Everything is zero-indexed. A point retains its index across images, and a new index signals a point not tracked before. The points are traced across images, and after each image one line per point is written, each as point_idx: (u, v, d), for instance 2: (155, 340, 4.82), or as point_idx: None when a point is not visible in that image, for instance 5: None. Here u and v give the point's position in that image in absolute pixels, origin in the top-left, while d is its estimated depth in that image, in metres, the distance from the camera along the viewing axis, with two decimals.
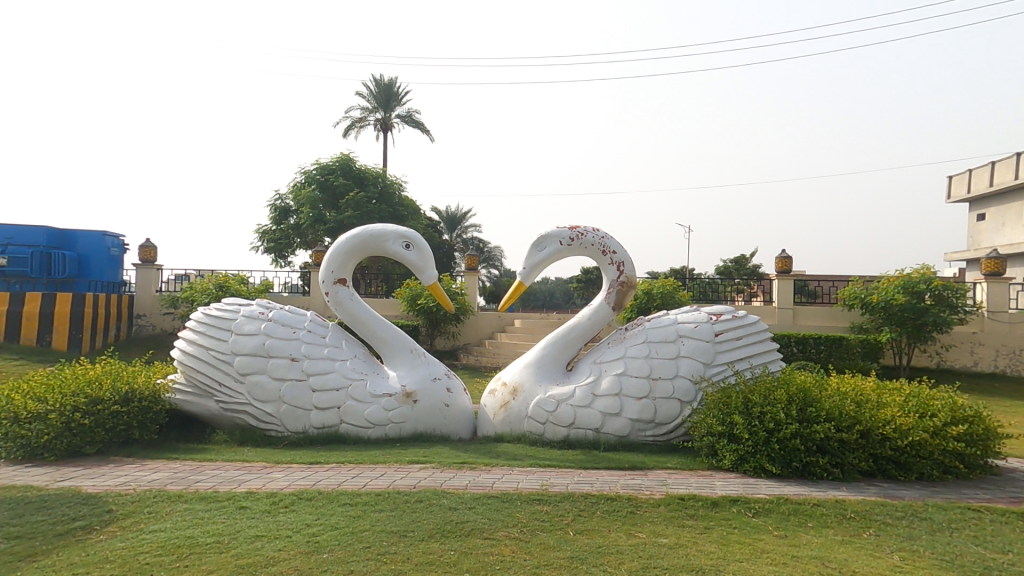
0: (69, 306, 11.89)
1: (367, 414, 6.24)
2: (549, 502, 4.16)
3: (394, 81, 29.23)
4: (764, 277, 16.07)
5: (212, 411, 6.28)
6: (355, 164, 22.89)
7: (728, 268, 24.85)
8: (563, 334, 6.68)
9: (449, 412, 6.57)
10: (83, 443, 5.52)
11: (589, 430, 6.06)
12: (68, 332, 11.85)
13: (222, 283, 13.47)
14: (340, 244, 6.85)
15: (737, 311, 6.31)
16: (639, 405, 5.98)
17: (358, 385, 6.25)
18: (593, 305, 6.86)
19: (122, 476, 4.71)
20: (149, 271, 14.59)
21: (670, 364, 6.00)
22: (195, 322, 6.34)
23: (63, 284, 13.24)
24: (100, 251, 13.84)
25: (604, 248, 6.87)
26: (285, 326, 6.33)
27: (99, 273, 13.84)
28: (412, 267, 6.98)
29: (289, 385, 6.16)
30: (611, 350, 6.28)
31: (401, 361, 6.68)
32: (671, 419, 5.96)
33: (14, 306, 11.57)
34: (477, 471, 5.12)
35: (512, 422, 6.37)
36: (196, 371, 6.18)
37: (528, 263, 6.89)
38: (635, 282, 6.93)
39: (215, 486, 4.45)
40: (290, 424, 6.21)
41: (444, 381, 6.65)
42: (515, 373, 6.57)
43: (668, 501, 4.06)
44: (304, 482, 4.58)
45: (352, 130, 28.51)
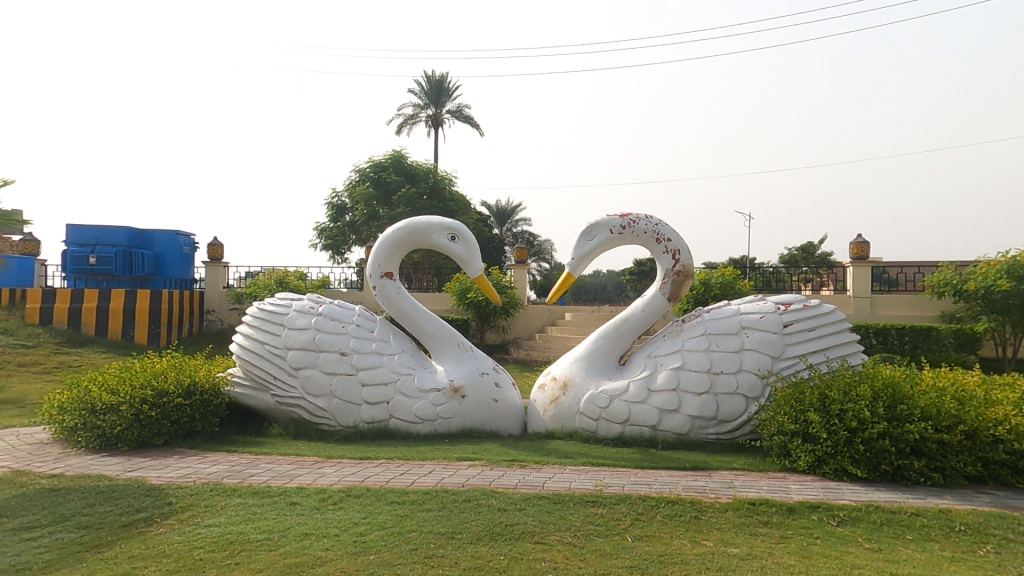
0: (148, 303, 12.65)
1: (416, 409, 6.18)
2: (604, 504, 3.91)
3: (445, 76, 29.41)
4: (837, 265, 15.04)
5: (269, 404, 6.40)
6: (407, 161, 23.21)
7: (794, 257, 23.55)
8: (615, 326, 6.39)
9: (498, 408, 6.42)
10: (151, 434, 5.67)
11: (645, 427, 5.75)
12: (148, 327, 12.61)
13: (282, 278, 13.93)
14: (386, 238, 6.80)
15: (809, 299, 5.79)
16: (699, 400, 5.61)
17: (406, 380, 6.20)
18: (646, 295, 6.51)
19: (183, 469, 4.81)
20: (217, 269, 15.29)
21: (734, 357, 5.59)
22: (251, 317, 6.47)
23: (142, 281, 14.00)
24: (174, 249, 14.57)
25: (658, 235, 6.49)
26: (335, 320, 6.36)
27: (173, 271, 14.58)
28: (458, 259, 6.86)
29: (339, 379, 6.19)
30: (667, 343, 5.93)
31: (448, 355, 6.58)
32: (736, 416, 5.56)
33: (101, 302, 12.29)
34: (527, 469, 4.94)
35: (563, 417, 6.14)
36: (252, 366, 6.31)
37: (576, 253, 6.60)
38: (692, 270, 6.51)
39: (268, 481, 4.46)
40: (341, 418, 6.24)
41: (493, 376, 6.50)
42: (565, 366, 6.33)
43: (737, 506, 3.72)
44: (353, 478, 4.53)
45: (403, 127, 28.89)
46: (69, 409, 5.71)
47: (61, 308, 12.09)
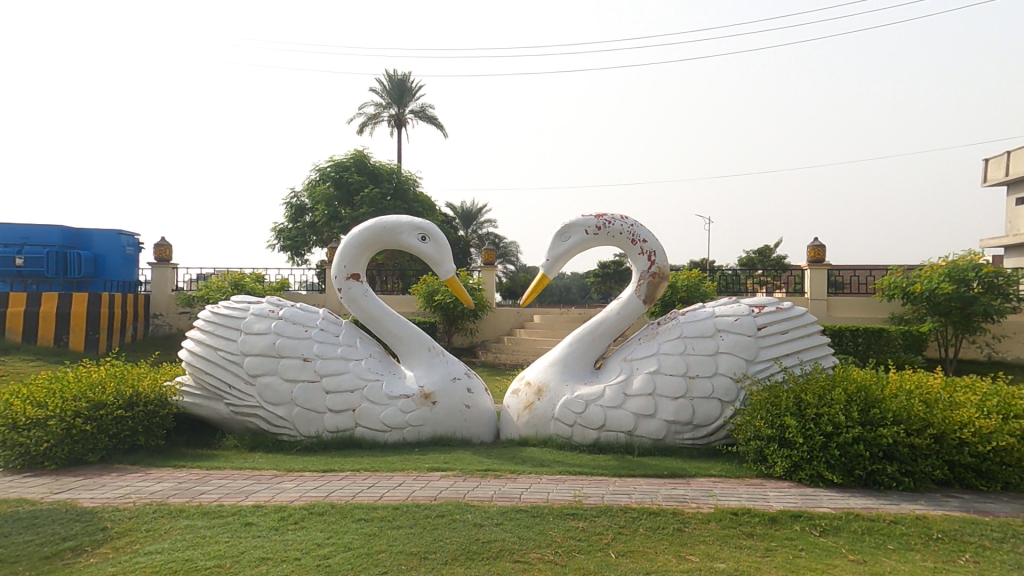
0: (85, 307, 11.82)
1: (384, 417, 5.88)
2: (585, 517, 3.73)
3: (407, 76, 28.94)
4: (789, 268, 15.39)
5: (222, 414, 5.97)
6: (370, 160, 22.65)
7: (753, 259, 24.12)
8: (590, 329, 6.26)
9: (470, 414, 6.19)
10: (86, 450, 5.18)
11: (621, 433, 5.62)
12: (85, 332, 11.77)
13: (237, 281, 13.29)
14: (353, 237, 6.48)
15: (781, 302, 5.80)
16: (675, 405, 5.53)
17: (373, 386, 5.90)
18: (622, 298, 6.40)
19: (122, 489, 4.38)
20: (164, 271, 14.48)
21: (709, 360, 5.54)
22: (203, 321, 6.04)
23: (79, 283, 13.17)
24: (116, 250, 13.70)
25: (633, 236, 6.40)
26: (297, 324, 6.00)
27: (114, 273, 13.73)
28: (429, 260, 6.60)
29: (301, 386, 5.83)
30: (643, 346, 5.83)
31: (418, 360, 6.31)
32: (711, 420, 5.51)
33: (29, 307, 11.37)
34: (502, 480, 4.72)
35: (537, 424, 5.96)
36: (205, 373, 5.87)
37: (552, 254, 6.44)
38: (667, 272, 6.45)
39: (220, 499, 4.10)
40: (303, 428, 5.88)
41: (465, 381, 6.27)
42: (539, 371, 6.15)
43: (720, 517, 3.61)
44: (316, 494, 4.22)
45: (365, 127, 28.25)
46: None
47: None
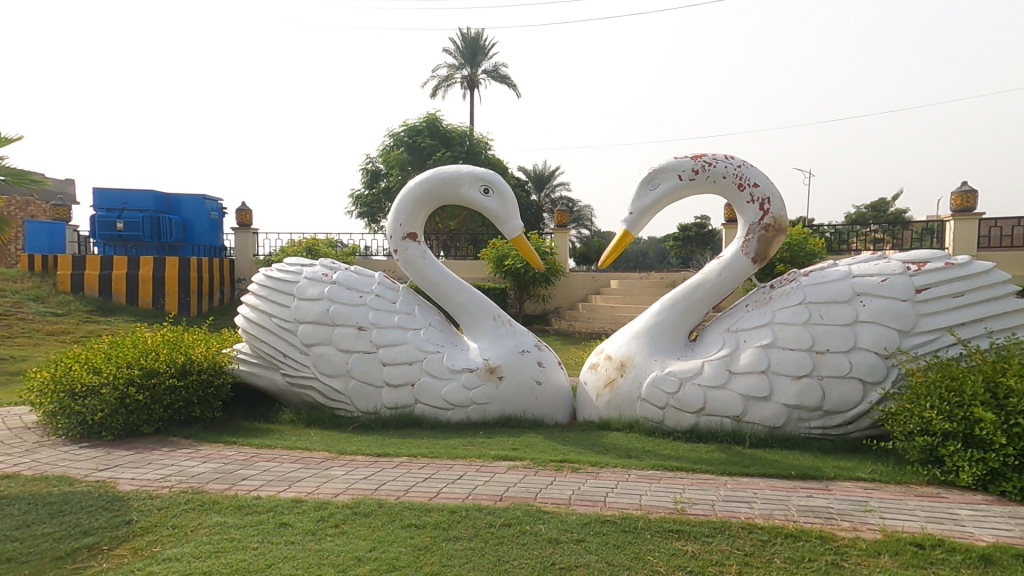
0: (177, 271, 12.11)
1: (446, 393, 5.24)
2: (692, 536, 2.85)
3: (480, 33, 27.86)
4: (913, 221, 13.15)
5: (278, 385, 5.54)
6: (442, 123, 22.15)
7: (864, 215, 21.41)
8: (683, 294, 5.24)
9: (542, 391, 5.44)
10: (140, 421, 4.81)
11: (726, 418, 4.63)
12: (179, 296, 12.09)
13: (312, 247, 13.23)
14: (408, 192, 5.76)
15: (951, 256, 4.48)
16: (798, 386, 4.44)
17: (434, 359, 5.26)
18: (724, 257, 5.29)
19: (164, 468, 3.90)
20: (247, 235, 14.78)
21: (846, 332, 4.38)
22: (257, 286, 5.62)
23: (171, 247, 13.58)
24: (202, 215, 14.03)
25: (741, 180, 5.20)
26: (351, 290, 5.46)
27: (202, 238, 14.12)
28: (493, 216, 5.78)
29: (357, 357, 5.29)
30: (751, 314, 4.76)
31: (482, 330, 5.60)
32: (848, 406, 4.38)
33: (130, 270, 11.79)
34: (582, 475, 3.92)
35: (621, 405, 5.07)
36: (260, 341, 5.45)
37: (637, 206, 5.39)
38: (784, 224, 5.23)
39: (259, 488, 3.55)
40: (360, 403, 5.36)
41: (535, 354, 5.51)
42: (621, 343, 5.23)
43: (893, 550, 2.64)
44: (365, 487, 3.61)
45: (438, 90, 27.68)
46: (45, 391, 4.86)
47: (92, 275, 11.61)
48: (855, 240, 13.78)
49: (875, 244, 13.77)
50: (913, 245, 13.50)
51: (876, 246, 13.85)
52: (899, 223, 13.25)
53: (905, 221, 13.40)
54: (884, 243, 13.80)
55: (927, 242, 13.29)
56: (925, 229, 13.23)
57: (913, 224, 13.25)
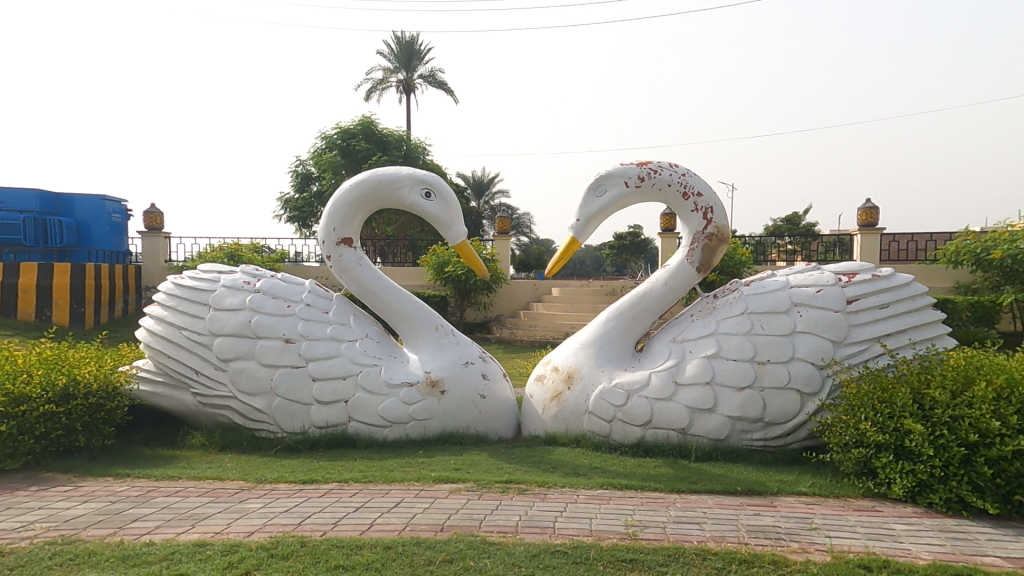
0: (69, 279, 10.84)
1: (382, 410, 4.87)
2: (645, 566, 2.68)
3: (417, 37, 27.43)
4: (819, 236, 14.03)
5: (189, 405, 4.95)
6: (378, 127, 21.49)
7: (780, 228, 22.71)
8: (630, 304, 5.16)
9: (486, 406, 5.18)
10: (3, 456, 4.15)
11: (672, 431, 4.55)
12: (70, 305, 10.82)
13: (233, 252, 12.33)
14: (342, 193, 5.35)
15: (878, 269, 4.62)
16: (741, 398, 4.42)
17: (370, 373, 4.87)
18: (670, 266, 5.25)
19: (31, 514, 3.30)
20: (156, 239, 13.59)
21: (785, 342, 4.41)
22: (165, 295, 5.02)
23: (62, 252, 12.18)
24: (100, 217, 12.77)
25: (686, 189, 5.19)
26: (278, 298, 4.98)
27: (100, 242, 12.83)
28: (435, 220, 5.47)
29: (283, 372, 4.82)
30: (696, 325, 4.73)
31: (424, 341, 5.27)
32: (787, 417, 4.41)
33: (8, 278, 10.50)
34: (528, 498, 3.68)
35: (567, 418, 4.89)
36: (168, 357, 4.85)
37: (584, 214, 5.25)
38: (728, 233, 5.26)
39: (154, 531, 3.06)
40: (286, 423, 4.88)
41: (479, 366, 5.25)
42: (568, 355, 5.06)
43: (845, 573, 2.57)
44: (286, 522, 3.20)
45: (373, 93, 26.96)
46: None
47: None
48: (772, 251, 14.51)
49: (790, 255, 14.58)
50: (822, 255, 14.43)
51: (791, 257, 14.68)
52: (810, 236, 14.08)
53: (816, 233, 14.30)
54: (797, 254, 14.64)
55: (833, 253, 14.26)
56: (833, 241, 14.15)
57: (822, 236, 14.15)
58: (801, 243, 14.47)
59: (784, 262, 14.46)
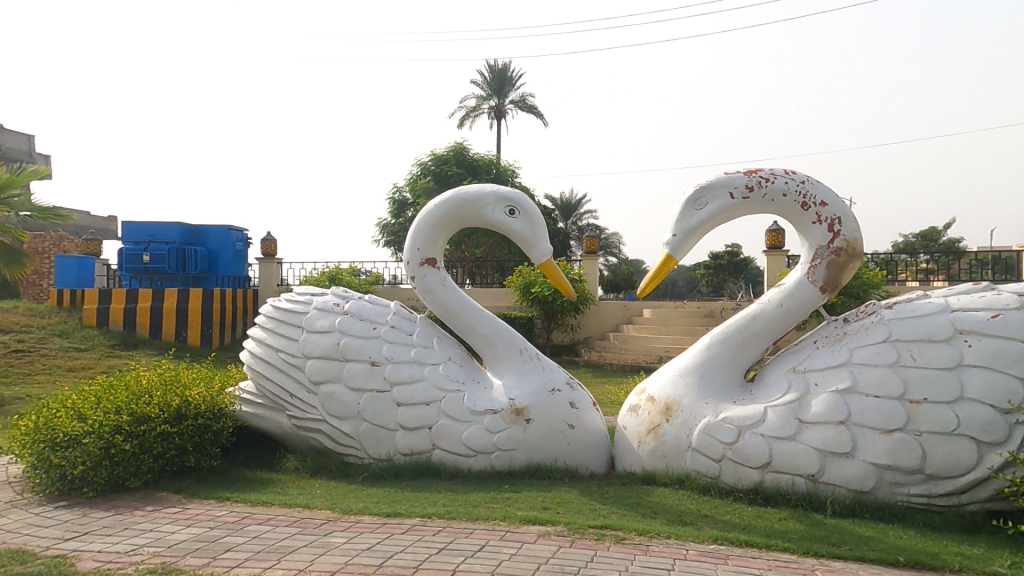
0: (200, 303, 11.84)
1: (466, 438, 4.64)
2: None
3: (508, 64, 28.06)
4: (966, 250, 12.22)
5: (284, 428, 5.02)
6: (469, 153, 22.05)
7: (911, 244, 20.27)
8: (737, 328, 4.56)
9: (575, 437, 4.79)
10: (127, 474, 4.33)
11: (797, 477, 3.89)
12: (201, 328, 11.73)
13: (334, 275, 12.95)
14: (427, 214, 5.28)
15: None
16: (889, 443, 3.70)
17: (453, 399, 4.67)
18: (784, 285, 4.61)
19: (139, 537, 3.36)
20: (270, 266, 14.66)
21: (948, 378, 3.64)
22: (263, 317, 5.16)
23: (196, 279, 13.48)
24: (227, 246, 13.95)
25: (802, 195, 4.56)
26: (364, 321, 4.95)
27: (226, 269, 13.98)
28: (520, 239, 5.24)
29: (369, 397, 4.75)
30: (823, 353, 4.06)
31: (508, 366, 5.00)
32: (957, 471, 3.61)
33: (154, 302, 11.63)
34: (628, 550, 3.22)
35: (667, 455, 4.36)
36: (265, 379, 4.96)
37: (682, 226, 4.76)
38: (855, 245, 4.53)
39: (242, 564, 2.97)
40: (371, 448, 4.79)
41: (567, 394, 4.88)
42: (666, 382, 4.55)
43: None
44: (368, 562, 3.00)
45: (466, 121, 27.88)
46: (23, 442, 4.38)
47: (117, 309, 11.43)
48: (902, 270, 12.91)
49: (923, 274, 12.91)
50: (961, 275, 12.69)
51: (924, 277, 12.99)
52: (951, 253, 12.42)
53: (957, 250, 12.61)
54: (931, 274, 12.96)
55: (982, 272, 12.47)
56: (978, 258, 12.38)
57: (965, 253, 12.46)
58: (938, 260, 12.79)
59: (916, 283, 12.82)
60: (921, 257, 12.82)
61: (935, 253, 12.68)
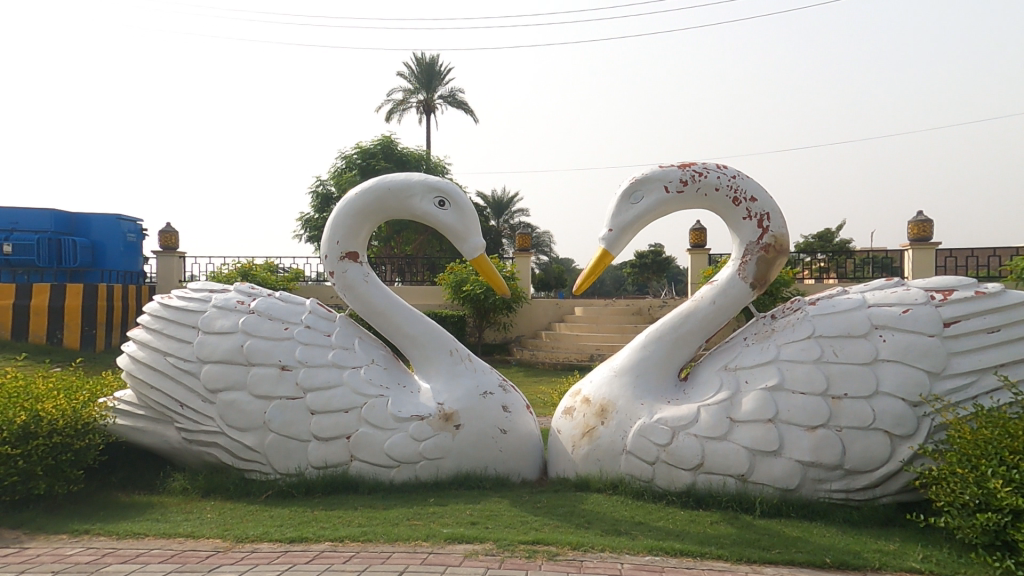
0: (81, 300, 10.48)
1: (388, 447, 4.24)
2: None
3: (437, 57, 27.45)
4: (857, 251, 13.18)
5: (173, 443, 4.39)
6: (398, 146, 21.30)
7: (811, 245, 21.79)
8: (673, 326, 4.47)
9: (507, 442, 4.51)
10: None
11: (728, 477, 3.82)
12: (80, 327, 10.43)
13: (246, 271, 11.97)
14: (347, 203, 4.81)
15: (980, 285, 3.87)
16: (813, 439, 3.69)
17: (375, 405, 4.25)
18: (717, 282, 4.56)
19: None
20: (171, 260, 13.36)
21: (866, 373, 3.68)
22: (149, 316, 4.49)
23: (74, 274, 11.98)
24: (115, 237, 12.55)
25: (735, 193, 4.52)
26: (274, 320, 4.42)
27: (114, 263, 12.58)
28: (450, 232, 4.90)
29: (277, 405, 4.23)
30: (753, 351, 4.02)
31: (437, 368, 4.65)
32: (874, 465, 3.66)
33: (19, 300, 10.21)
34: (560, 568, 2.98)
35: (601, 458, 4.18)
36: (150, 388, 4.31)
37: (618, 221, 4.61)
38: (786, 244, 4.56)
39: None
40: (279, 463, 4.27)
41: (499, 397, 4.59)
42: (600, 383, 4.38)
43: None
44: None
45: (394, 114, 27.03)
46: None
47: None
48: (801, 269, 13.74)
49: (820, 272, 13.84)
50: (853, 272, 13.70)
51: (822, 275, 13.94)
52: (842, 251, 13.42)
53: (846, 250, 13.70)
54: (827, 272, 13.92)
55: (867, 271, 13.53)
56: (865, 258, 13.44)
57: (854, 252, 13.51)
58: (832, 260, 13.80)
59: (815, 280, 13.70)
60: (820, 257, 13.74)
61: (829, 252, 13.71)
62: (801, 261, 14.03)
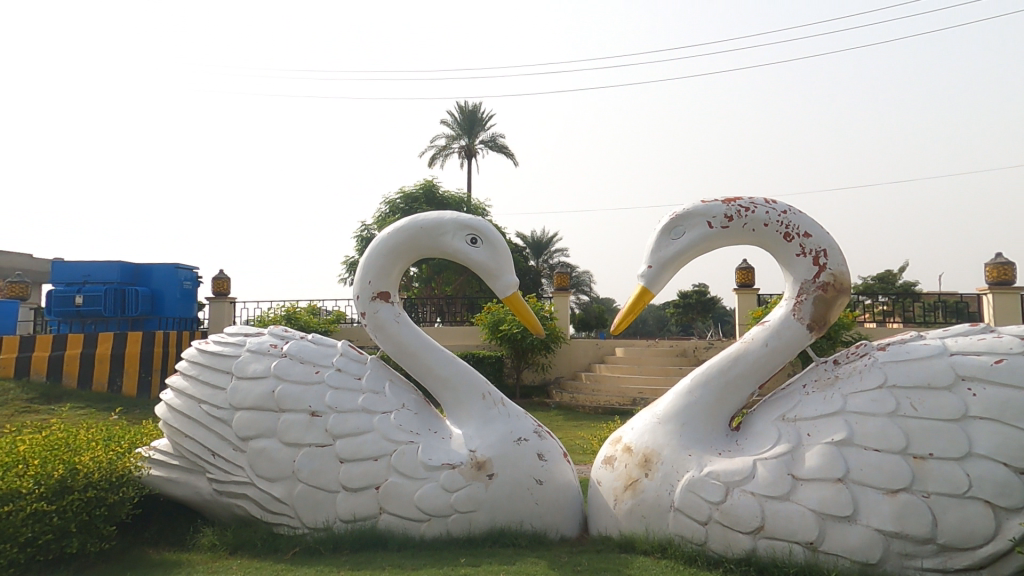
0: (139, 347, 10.95)
1: (419, 499, 4.01)
2: None
3: (478, 106, 28.36)
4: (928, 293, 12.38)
5: (204, 494, 4.31)
6: (440, 191, 21.82)
7: (870, 286, 20.72)
8: (721, 370, 4.13)
9: (544, 494, 4.21)
10: None
11: (794, 543, 3.40)
12: (138, 374, 10.84)
13: (291, 314, 12.23)
14: (379, 244, 4.77)
15: None
16: (893, 504, 3.25)
17: (405, 453, 4.06)
18: (769, 322, 4.23)
19: None
20: (222, 305, 13.84)
21: (954, 431, 3.24)
22: (186, 363, 4.50)
23: (136, 322, 12.58)
24: (174, 286, 13.10)
25: (786, 227, 4.23)
26: (305, 364, 4.34)
27: (171, 310, 13.11)
28: (482, 270, 4.78)
29: (306, 453, 4.09)
30: (816, 400, 3.64)
31: (470, 412, 4.44)
32: (970, 538, 3.18)
33: (85, 349, 10.53)
34: None
35: (647, 515, 3.82)
36: (184, 437, 4.27)
37: (658, 258, 4.38)
38: (844, 279, 4.20)
39: None
40: (307, 515, 4.11)
41: (535, 444, 4.32)
42: (643, 431, 4.05)
43: None
44: None
45: (436, 161, 27.88)
46: None
47: (40, 357, 10.22)
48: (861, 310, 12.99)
49: (882, 315, 13.05)
50: (923, 317, 12.87)
51: (884, 318, 13.14)
52: (907, 293, 12.63)
53: (913, 292, 12.95)
54: (891, 315, 13.09)
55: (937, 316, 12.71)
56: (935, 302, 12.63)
57: (923, 295, 12.71)
58: (896, 302, 12.99)
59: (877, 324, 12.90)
60: (881, 299, 12.98)
61: (892, 294, 12.94)
62: (861, 303, 13.27)
